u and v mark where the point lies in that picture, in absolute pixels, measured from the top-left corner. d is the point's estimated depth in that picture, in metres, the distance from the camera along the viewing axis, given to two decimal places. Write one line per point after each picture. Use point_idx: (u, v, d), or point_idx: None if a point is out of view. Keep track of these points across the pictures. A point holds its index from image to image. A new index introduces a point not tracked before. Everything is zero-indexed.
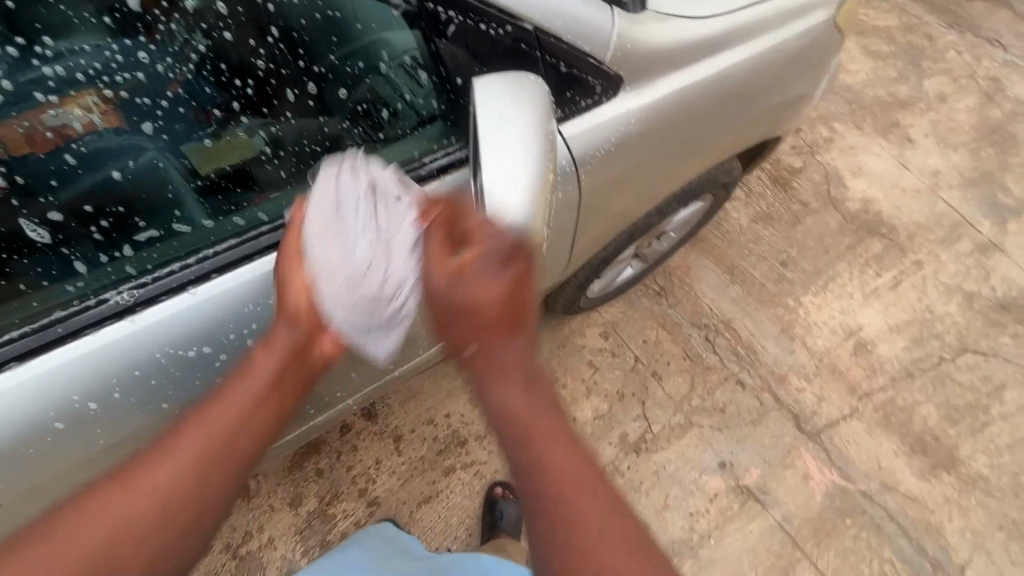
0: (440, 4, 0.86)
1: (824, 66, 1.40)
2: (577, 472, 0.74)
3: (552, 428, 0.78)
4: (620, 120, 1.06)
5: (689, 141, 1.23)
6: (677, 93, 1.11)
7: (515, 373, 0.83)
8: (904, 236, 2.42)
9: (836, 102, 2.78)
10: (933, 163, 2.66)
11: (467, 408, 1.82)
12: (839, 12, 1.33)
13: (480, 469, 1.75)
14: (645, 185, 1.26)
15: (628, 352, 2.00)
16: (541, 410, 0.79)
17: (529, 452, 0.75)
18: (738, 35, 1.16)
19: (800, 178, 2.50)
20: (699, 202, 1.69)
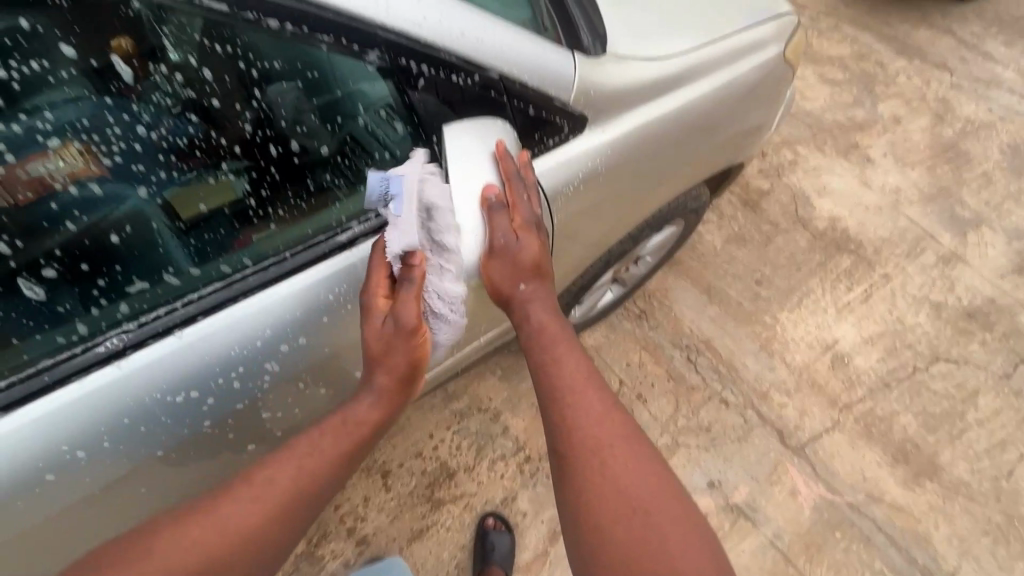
0: (413, 59, 0.89)
1: (779, 95, 1.49)
2: (630, 469, 0.90)
3: (604, 423, 0.94)
4: (587, 157, 1.12)
5: (656, 171, 1.30)
6: (640, 128, 1.18)
7: (573, 376, 0.99)
8: (871, 251, 2.52)
9: (797, 127, 2.92)
10: (893, 181, 2.79)
11: (455, 440, 1.83)
12: (789, 46, 1.42)
13: (471, 501, 1.74)
14: (616, 215, 1.32)
15: (612, 376, 2.03)
16: (597, 409, 0.96)
17: (582, 457, 0.91)
18: (695, 72, 1.24)
19: (769, 200, 2.60)
20: (673, 225, 1.76)
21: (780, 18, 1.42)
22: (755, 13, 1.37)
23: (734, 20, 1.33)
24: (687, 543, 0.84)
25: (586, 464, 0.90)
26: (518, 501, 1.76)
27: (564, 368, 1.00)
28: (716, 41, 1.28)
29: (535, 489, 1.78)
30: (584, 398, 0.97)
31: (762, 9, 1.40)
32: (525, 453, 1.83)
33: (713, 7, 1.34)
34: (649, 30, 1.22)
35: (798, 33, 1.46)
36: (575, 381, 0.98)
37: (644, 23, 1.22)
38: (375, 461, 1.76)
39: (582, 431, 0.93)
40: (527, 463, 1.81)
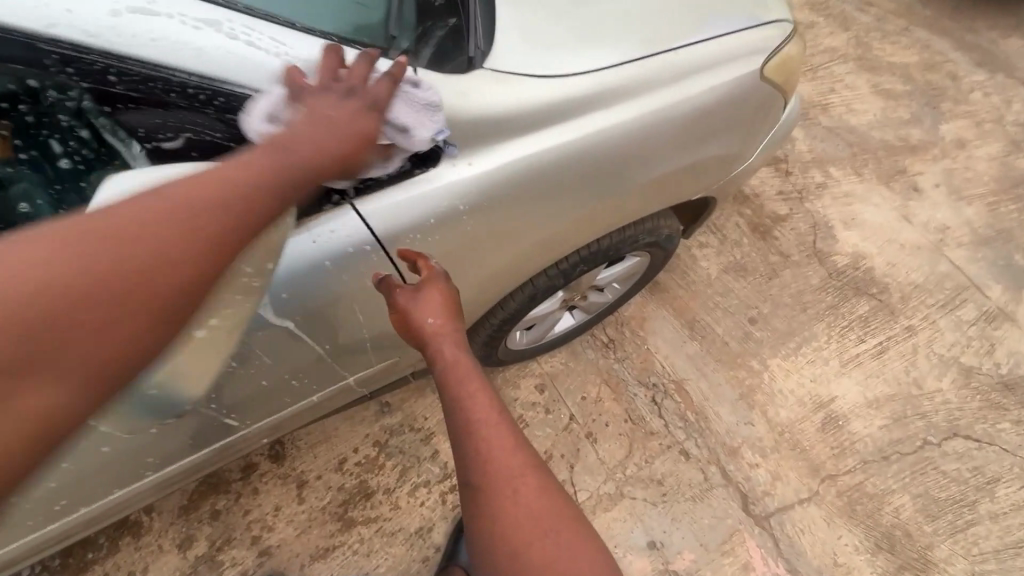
0: (118, 81, 0.74)
1: (744, 123, 1.24)
2: (542, 509, 0.84)
3: (517, 463, 0.85)
4: (445, 195, 0.95)
5: (569, 206, 1.12)
6: (525, 162, 0.99)
7: (480, 411, 0.87)
8: (897, 298, 2.18)
9: (835, 144, 2.55)
10: (941, 217, 2.40)
11: (380, 458, 1.73)
12: (758, 67, 1.17)
13: (384, 525, 1.65)
14: (511, 256, 1.13)
15: (563, 409, 1.86)
16: (509, 443, 0.86)
17: (489, 493, 0.84)
18: (610, 97, 1.03)
19: (784, 227, 2.30)
20: (636, 256, 1.54)
21: (750, 34, 1.16)
22: (716, 26, 1.13)
23: (682, 32, 1.10)
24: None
25: (497, 500, 0.83)
26: (434, 533, 1.65)
27: (473, 404, 0.88)
28: (647, 60, 1.06)
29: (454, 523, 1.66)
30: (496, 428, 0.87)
31: (727, 19, 1.15)
32: (451, 482, 1.71)
33: (658, 13, 1.10)
34: (556, 42, 1.01)
35: (776, 51, 1.19)
36: (484, 417, 0.87)
37: (551, 32, 1.02)
38: (292, 469, 1.69)
39: (494, 469, 0.84)
40: (450, 493, 1.70)
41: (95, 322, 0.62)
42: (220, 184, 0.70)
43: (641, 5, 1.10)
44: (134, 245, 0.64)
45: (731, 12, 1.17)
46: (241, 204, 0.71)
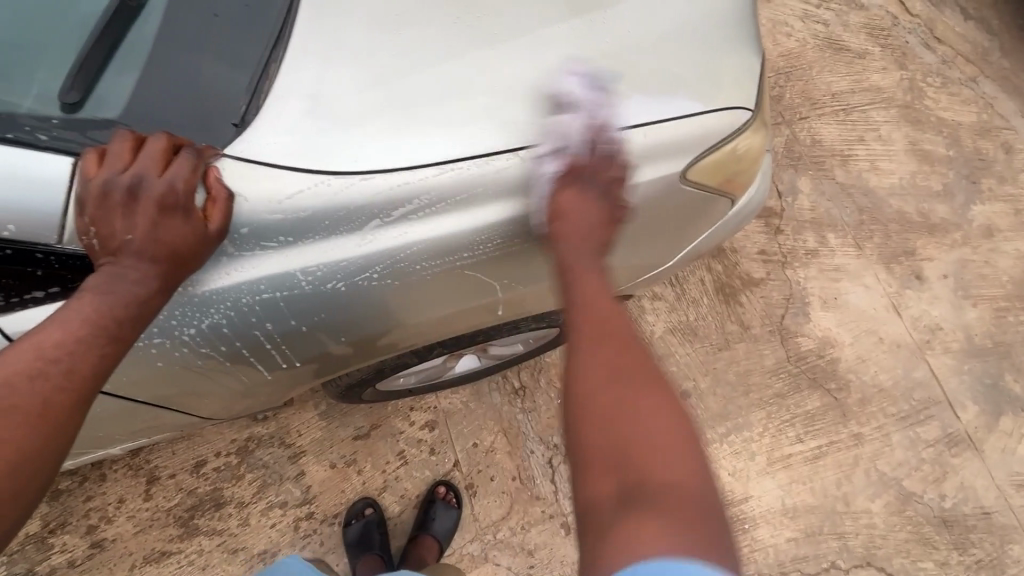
0: None
1: (669, 226, 1.09)
2: (643, 394, 0.80)
3: (607, 344, 0.87)
4: (247, 282, 0.91)
5: (409, 306, 1.02)
6: (339, 255, 0.92)
7: (599, 305, 0.92)
8: (855, 400, 1.96)
9: (843, 205, 2.23)
10: (938, 316, 2.12)
11: (241, 468, 1.61)
12: (678, 168, 1.02)
13: (229, 541, 1.56)
14: (363, 342, 1.07)
15: (449, 453, 1.71)
16: (616, 363, 0.85)
17: (590, 360, 0.85)
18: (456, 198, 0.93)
19: (753, 293, 2.04)
20: (542, 330, 1.39)
21: (672, 125, 1.00)
22: (625, 112, 0.98)
23: (574, 116, 0.96)
24: (685, 471, 0.73)
25: (608, 375, 0.83)
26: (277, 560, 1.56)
27: (606, 325, 0.90)
28: (517, 153, 0.94)
29: (301, 552, 1.58)
30: (607, 316, 0.91)
31: (637, 104, 0.99)
32: (309, 509, 1.61)
33: (546, 89, 0.97)
34: (405, 117, 0.92)
35: (707, 150, 1.03)
36: (611, 349, 0.86)
37: (401, 103, 0.93)
38: (145, 463, 1.58)
39: (590, 335, 0.89)
40: (306, 520, 1.60)
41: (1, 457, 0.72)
42: (84, 305, 0.81)
43: (529, 76, 0.97)
44: (14, 384, 0.75)
45: (652, 90, 0.99)
46: (111, 304, 0.82)
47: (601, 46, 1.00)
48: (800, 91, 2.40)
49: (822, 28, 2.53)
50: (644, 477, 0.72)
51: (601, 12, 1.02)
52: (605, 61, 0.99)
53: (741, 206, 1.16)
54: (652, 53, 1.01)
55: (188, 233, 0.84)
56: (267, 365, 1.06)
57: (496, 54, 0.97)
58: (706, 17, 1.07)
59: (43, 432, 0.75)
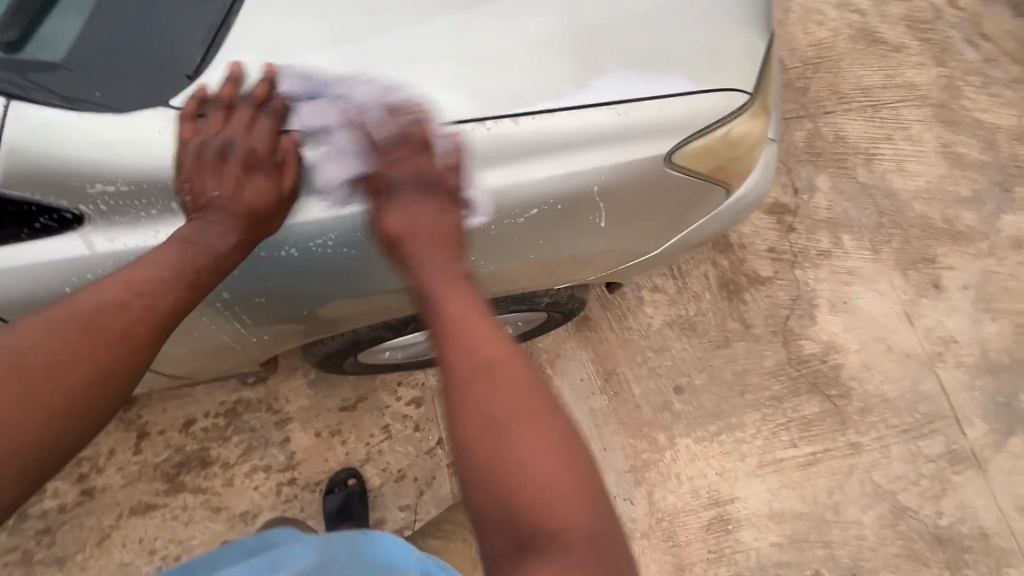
0: None
1: (657, 211, 1.05)
2: (519, 433, 0.75)
3: (484, 378, 0.78)
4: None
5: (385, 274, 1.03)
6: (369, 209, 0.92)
7: (473, 345, 0.81)
8: (855, 409, 1.89)
9: (862, 206, 2.13)
10: (953, 328, 2.02)
11: (228, 430, 1.64)
12: (657, 150, 0.97)
13: (212, 500, 1.59)
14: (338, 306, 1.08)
15: (433, 431, 1.71)
16: (507, 393, 0.78)
17: (469, 400, 0.78)
18: (472, 160, 0.92)
19: (758, 291, 1.98)
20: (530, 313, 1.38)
21: (653, 105, 0.95)
22: (603, 87, 0.94)
23: (548, 89, 0.93)
24: (577, 519, 0.72)
25: (487, 434, 0.76)
26: (257, 523, 1.58)
27: (474, 349, 0.81)
28: (487, 123, 0.92)
29: (281, 517, 1.60)
30: (481, 346, 0.81)
31: (619, 82, 0.95)
32: (292, 475, 1.63)
33: (523, 64, 0.93)
34: (372, 83, 0.91)
35: (689, 134, 0.98)
36: (490, 385, 0.78)
37: (372, 73, 0.92)
38: (137, 418, 1.62)
39: (466, 378, 0.79)
40: (287, 485, 1.63)
41: (41, 399, 0.74)
42: (169, 251, 0.87)
43: (506, 46, 0.93)
44: (100, 311, 0.80)
45: (633, 69, 0.96)
46: (193, 253, 0.87)
47: (588, 19, 0.96)
48: (827, 84, 2.29)
49: (858, 18, 2.40)
50: (535, 526, 0.71)
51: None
52: (587, 36, 0.95)
53: (741, 193, 1.11)
54: (642, 29, 0.96)
55: (267, 192, 0.88)
56: (250, 325, 1.10)
57: (475, 23, 0.95)
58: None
59: (91, 371, 0.78)
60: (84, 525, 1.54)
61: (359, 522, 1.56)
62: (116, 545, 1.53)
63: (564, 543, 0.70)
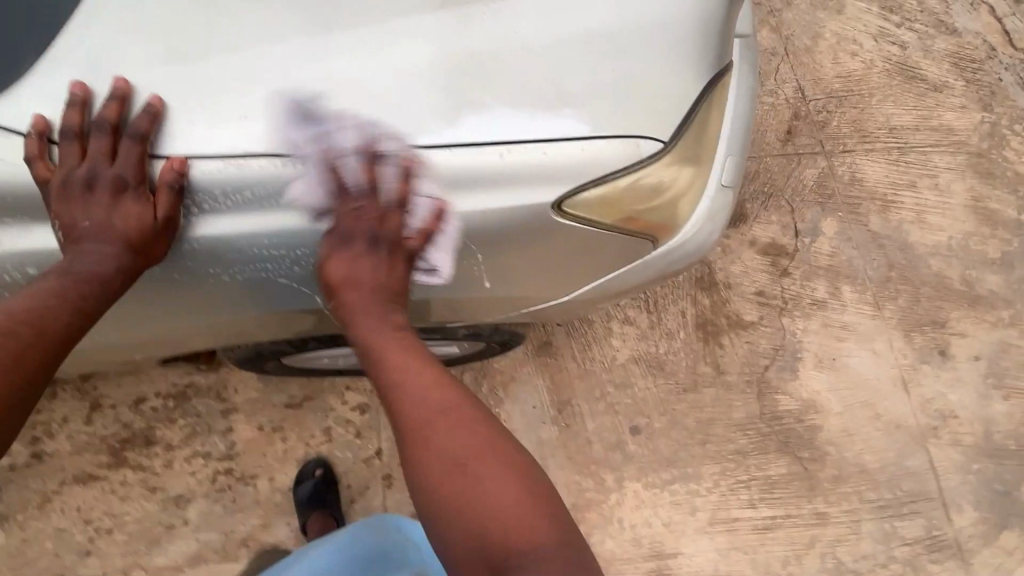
0: None
1: (578, 260, 0.93)
2: (474, 470, 0.78)
3: (443, 423, 0.80)
4: (37, 250, 0.80)
5: (266, 306, 0.92)
6: (255, 232, 0.80)
7: (419, 397, 0.83)
8: (828, 476, 1.75)
9: (870, 257, 1.96)
10: (955, 402, 1.84)
11: (175, 413, 1.66)
12: (553, 196, 0.83)
13: (151, 479, 1.62)
14: (227, 332, 1.00)
15: (374, 440, 1.69)
16: (451, 437, 0.80)
17: (414, 458, 0.80)
18: (354, 191, 0.80)
19: (738, 337, 1.85)
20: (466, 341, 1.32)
21: (546, 146, 0.81)
22: (479, 125, 0.80)
23: (408, 124, 0.79)
24: (541, 533, 0.75)
25: (437, 476, 0.78)
26: (188, 508, 1.61)
27: (414, 401, 0.82)
28: (329, 157, 0.78)
29: (212, 505, 1.62)
30: (427, 395, 0.83)
31: (499, 115, 0.80)
32: (229, 465, 1.65)
33: (384, 88, 0.79)
34: (205, 98, 0.78)
35: (597, 180, 0.84)
36: (434, 428, 0.80)
37: (202, 83, 0.78)
38: (93, 390, 1.65)
39: (414, 427, 0.81)
40: (223, 474, 1.64)
41: None
42: (48, 281, 0.78)
43: (367, 71, 0.79)
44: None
45: (519, 103, 0.81)
46: (74, 281, 0.79)
47: (473, 44, 0.81)
48: (850, 121, 2.11)
49: (897, 50, 2.20)
50: (501, 544, 0.74)
51: (489, 4, 0.83)
52: (466, 60, 0.81)
53: (689, 242, 0.97)
54: (538, 60, 0.82)
55: (140, 218, 0.77)
56: (142, 341, 1.02)
57: (334, 39, 0.80)
58: (630, 21, 0.84)
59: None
60: (30, 486, 1.60)
61: (330, 512, 1.60)
62: (57, 510, 1.59)
63: (532, 561, 0.73)
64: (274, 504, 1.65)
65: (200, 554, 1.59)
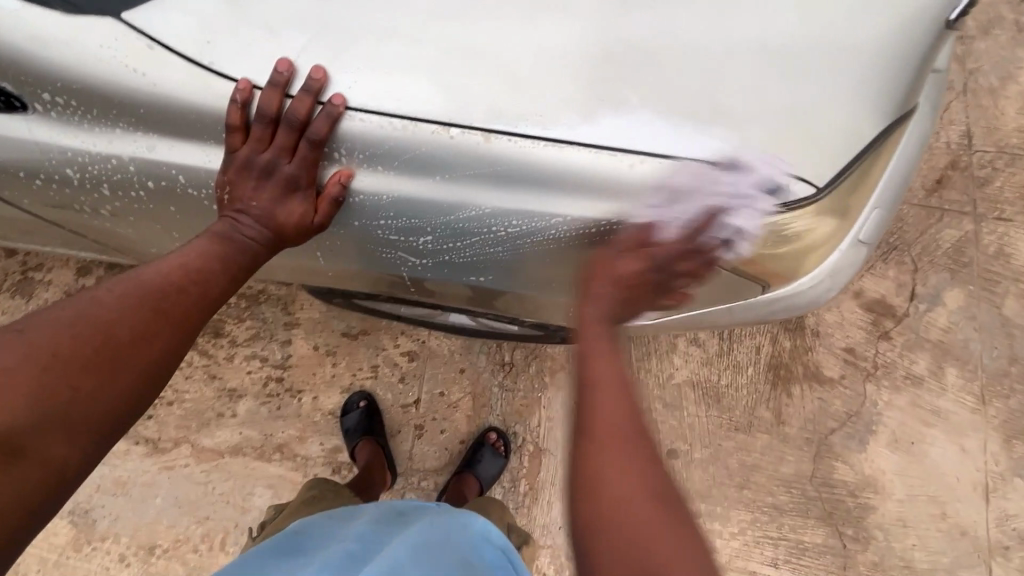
0: None
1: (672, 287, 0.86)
2: (654, 526, 0.69)
3: (630, 456, 0.73)
4: (157, 166, 0.79)
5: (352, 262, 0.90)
6: (381, 191, 0.76)
7: (618, 421, 0.75)
8: (866, 560, 1.63)
9: (991, 345, 1.72)
10: None
11: (245, 314, 1.76)
12: (674, 223, 0.75)
13: (214, 368, 1.75)
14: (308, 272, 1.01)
15: (415, 389, 1.73)
16: (641, 470, 0.72)
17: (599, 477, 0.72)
18: (508, 177, 0.74)
19: (811, 390, 1.70)
20: (526, 327, 1.28)
21: (681, 167, 0.72)
22: (614, 130, 0.72)
23: (540, 111, 0.72)
24: None
25: (608, 508, 0.71)
26: (238, 402, 1.73)
27: (610, 415, 0.75)
28: (449, 128, 0.73)
29: (258, 406, 1.73)
30: (628, 424, 0.75)
31: (641, 124, 0.72)
32: (282, 375, 1.74)
33: (523, 68, 0.72)
34: (338, 40, 0.75)
35: (727, 216, 0.74)
36: (631, 452, 0.73)
37: (340, 24, 0.75)
38: None
39: (602, 454, 0.73)
40: (274, 381, 1.74)
41: (124, 367, 0.72)
42: (211, 240, 0.83)
43: (510, 45, 0.73)
44: (167, 292, 0.79)
45: (664, 112, 0.72)
46: (234, 248, 0.84)
47: (627, 36, 0.73)
48: (1018, 185, 1.81)
49: None
50: None
51: None
52: (615, 53, 0.72)
53: (800, 294, 0.86)
54: (696, 67, 0.72)
55: (302, 218, 0.81)
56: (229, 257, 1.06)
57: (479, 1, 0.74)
58: (811, 42, 0.72)
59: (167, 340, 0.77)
60: None
61: (377, 439, 1.66)
62: None
63: None
64: (313, 422, 1.74)
65: (240, 447, 1.71)
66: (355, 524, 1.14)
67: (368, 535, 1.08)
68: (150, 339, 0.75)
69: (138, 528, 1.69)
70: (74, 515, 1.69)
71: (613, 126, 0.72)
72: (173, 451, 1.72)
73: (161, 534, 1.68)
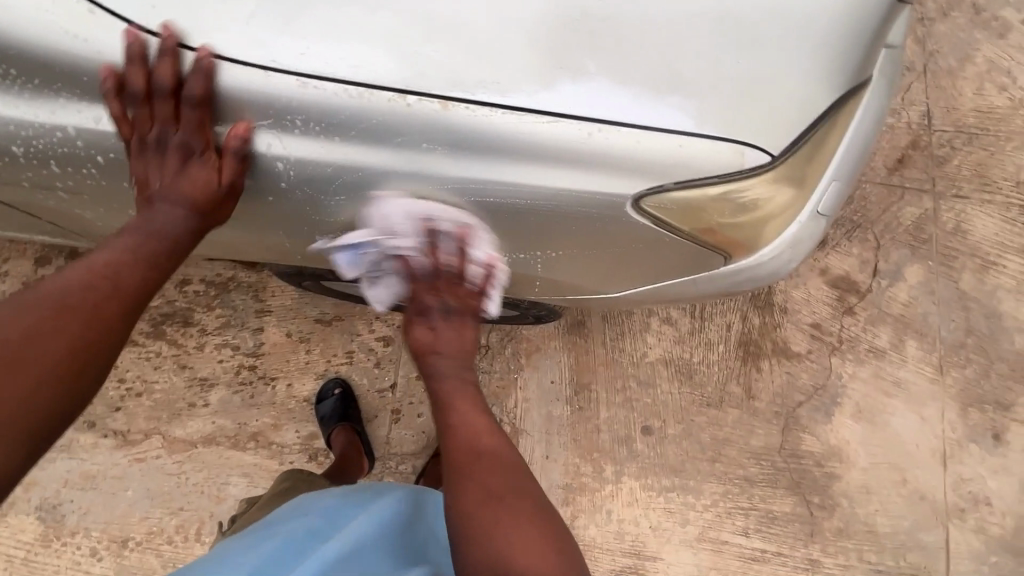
0: None
1: (637, 259, 0.87)
2: (512, 506, 0.86)
3: (481, 467, 0.90)
4: (107, 138, 0.78)
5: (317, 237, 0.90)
6: (341, 160, 0.76)
7: (478, 425, 0.95)
8: (832, 526, 1.69)
9: (949, 318, 1.79)
10: (993, 489, 1.71)
11: (214, 301, 1.73)
12: (635, 190, 0.76)
13: (183, 357, 1.71)
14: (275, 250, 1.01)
15: (391, 374, 1.73)
16: (505, 463, 0.91)
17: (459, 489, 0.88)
18: (466, 145, 0.74)
19: (780, 365, 1.75)
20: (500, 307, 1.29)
21: (639, 136, 0.74)
22: (573, 98, 0.72)
23: (499, 80, 0.72)
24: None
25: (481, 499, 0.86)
26: (210, 392, 1.71)
27: (468, 420, 0.96)
28: (407, 96, 0.72)
29: (231, 395, 1.71)
30: (481, 430, 0.95)
31: (599, 93, 0.72)
32: (255, 362, 1.72)
33: (481, 35, 0.72)
34: (292, 6, 0.73)
35: (685, 184, 0.76)
36: (489, 450, 0.92)
37: None
38: None
39: (466, 461, 0.90)
40: (247, 369, 1.71)
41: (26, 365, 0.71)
42: (124, 239, 0.84)
43: (468, 12, 0.72)
44: (70, 291, 0.78)
45: (622, 81, 0.72)
46: (152, 241, 0.85)
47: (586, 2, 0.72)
48: (975, 163, 1.87)
49: None
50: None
51: None
52: (574, 21, 0.72)
53: (761, 265, 0.89)
54: (653, 35, 0.72)
55: (207, 184, 0.80)
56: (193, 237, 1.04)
57: None
58: (766, 11, 0.73)
59: (76, 333, 0.76)
60: None
61: (354, 424, 1.65)
62: None
63: None
64: (288, 409, 1.72)
65: (213, 436, 1.69)
66: (324, 497, 1.12)
67: (331, 513, 1.07)
68: (55, 336, 0.74)
69: (109, 521, 1.65)
70: (41, 511, 1.65)
71: (571, 94, 0.72)
72: (143, 443, 1.68)
73: (135, 526, 1.66)
